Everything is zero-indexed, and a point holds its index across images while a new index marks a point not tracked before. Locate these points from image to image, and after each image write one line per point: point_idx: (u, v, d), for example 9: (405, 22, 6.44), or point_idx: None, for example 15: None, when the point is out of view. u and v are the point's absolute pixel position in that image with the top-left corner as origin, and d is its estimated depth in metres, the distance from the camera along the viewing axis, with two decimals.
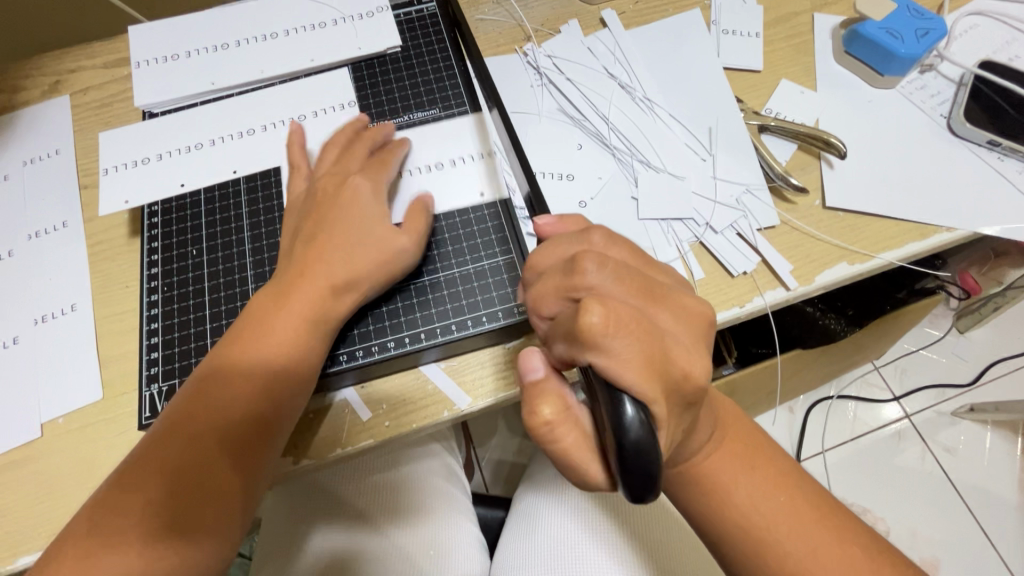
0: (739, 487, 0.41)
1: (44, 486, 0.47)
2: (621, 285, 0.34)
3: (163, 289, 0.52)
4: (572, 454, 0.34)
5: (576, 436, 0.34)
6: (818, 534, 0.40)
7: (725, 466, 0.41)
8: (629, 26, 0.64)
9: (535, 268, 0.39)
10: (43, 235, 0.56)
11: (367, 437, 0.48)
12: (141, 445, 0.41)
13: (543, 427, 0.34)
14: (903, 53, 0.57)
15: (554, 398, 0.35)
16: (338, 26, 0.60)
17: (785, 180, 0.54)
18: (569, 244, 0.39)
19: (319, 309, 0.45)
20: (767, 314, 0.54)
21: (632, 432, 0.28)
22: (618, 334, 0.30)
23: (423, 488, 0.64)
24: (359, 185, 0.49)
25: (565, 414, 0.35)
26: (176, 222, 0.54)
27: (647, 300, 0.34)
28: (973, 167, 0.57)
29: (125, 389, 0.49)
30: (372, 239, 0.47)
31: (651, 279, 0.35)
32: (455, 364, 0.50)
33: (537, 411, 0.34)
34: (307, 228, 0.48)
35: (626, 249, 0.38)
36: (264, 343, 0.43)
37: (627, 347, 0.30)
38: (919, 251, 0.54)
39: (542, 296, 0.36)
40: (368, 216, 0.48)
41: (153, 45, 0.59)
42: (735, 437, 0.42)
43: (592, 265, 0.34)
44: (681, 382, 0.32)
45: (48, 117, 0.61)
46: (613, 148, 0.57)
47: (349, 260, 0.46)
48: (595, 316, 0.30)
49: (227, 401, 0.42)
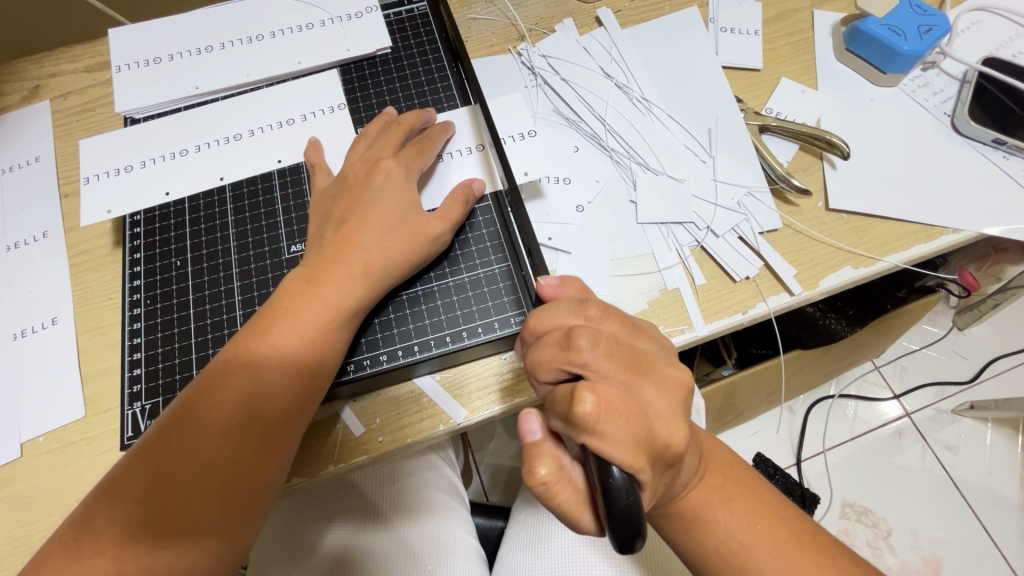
0: (724, 520, 0.40)
1: (23, 509, 0.45)
2: (613, 362, 0.32)
3: (146, 302, 0.50)
4: (565, 508, 0.34)
5: (570, 492, 0.34)
6: (801, 566, 0.38)
7: (708, 499, 0.40)
8: (625, 24, 0.62)
9: (533, 330, 0.37)
10: (23, 246, 0.54)
11: (360, 454, 0.46)
12: (138, 447, 0.40)
13: (540, 486, 0.33)
14: (906, 50, 0.56)
15: (550, 458, 0.34)
16: (326, 28, 0.58)
17: (787, 181, 0.53)
18: (566, 310, 0.36)
19: (325, 321, 0.42)
20: (771, 319, 0.52)
21: (623, 500, 0.28)
22: (611, 417, 0.30)
23: (421, 502, 0.62)
24: (391, 171, 0.47)
25: (560, 473, 0.34)
26: (159, 232, 0.52)
27: (636, 375, 0.33)
28: (977, 166, 0.56)
29: (109, 406, 0.48)
30: (378, 254, 0.45)
31: (639, 351, 0.34)
32: (450, 377, 0.48)
33: (533, 472, 0.33)
34: (338, 213, 0.46)
35: (618, 319, 0.37)
36: (266, 352, 0.41)
37: (620, 430, 0.30)
38: (924, 253, 0.52)
39: (538, 363, 0.34)
40: (394, 207, 0.46)
41: (135, 49, 0.58)
42: (717, 469, 0.41)
43: (587, 342, 0.32)
44: (663, 452, 0.32)
45: (27, 123, 0.59)
46: (610, 150, 0.56)
47: (383, 246, 0.45)
48: (587, 402, 0.30)
49: (224, 410, 0.40)
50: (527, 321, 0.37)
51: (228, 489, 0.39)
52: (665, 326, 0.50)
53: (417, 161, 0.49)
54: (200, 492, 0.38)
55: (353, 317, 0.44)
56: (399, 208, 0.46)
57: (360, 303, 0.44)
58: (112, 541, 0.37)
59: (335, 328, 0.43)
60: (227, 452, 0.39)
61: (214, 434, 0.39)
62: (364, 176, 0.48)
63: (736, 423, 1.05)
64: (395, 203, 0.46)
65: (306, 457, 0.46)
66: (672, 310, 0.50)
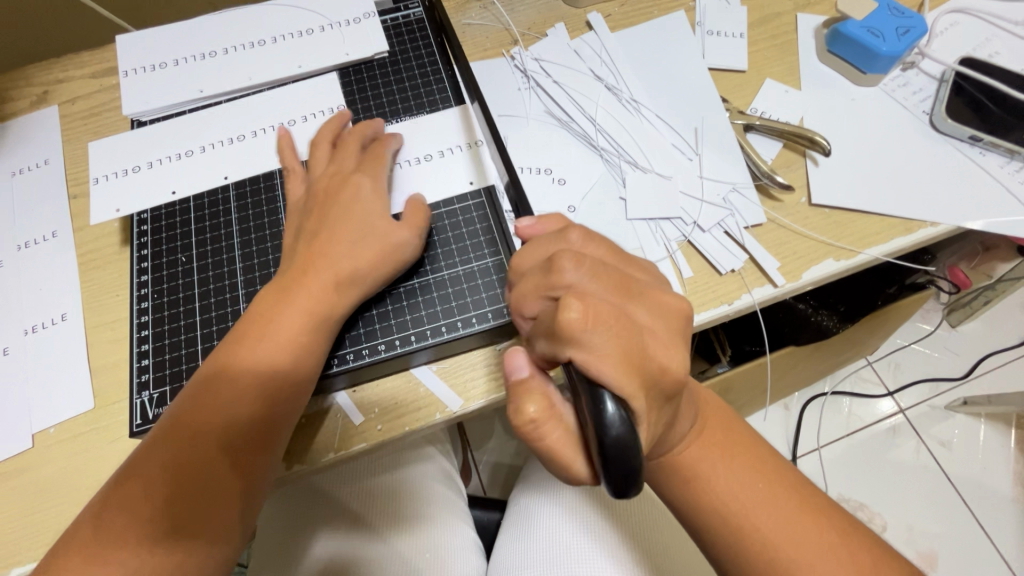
0: (721, 473, 0.41)
1: (35, 497, 0.47)
2: (598, 282, 0.34)
3: (153, 296, 0.52)
4: (558, 450, 0.35)
5: (561, 432, 0.35)
6: (792, 516, 0.40)
7: (706, 455, 0.42)
8: (615, 28, 0.64)
9: (518, 268, 0.40)
10: (33, 246, 0.56)
11: (360, 441, 0.48)
12: (142, 445, 0.41)
13: (529, 425, 0.35)
14: (884, 51, 0.58)
15: (539, 396, 0.35)
16: (326, 33, 0.60)
17: (771, 178, 0.55)
18: (547, 244, 0.39)
19: (306, 319, 0.44)
20: (757, 311, 0.54)
21: (614, 430, 0.28)
22: (598, 330, 0.31)
23: (420, 493, 0.64)
24: (357, 186, 0.49)
25: (550, 411, 0.35)
26: (165, 229, 0.54)
27: (624, 297, 0.34)
28: (956, 163, 0.58)
29: (117, 398, 0.49)
30: (348, 263, 0.46)
31: (627, 276, 0.36)
32: (447, 366, 0.50)
33: (522, 410, 0.35)
34: (308, 228, 0.48)
35: (605, 245, 0.39)
36: (250, 354, 0.43)
37: (610, 342, 0.31)
38: (905, 246, 0.54)
39: (523, 297, 0.37)
40: (357, 220, 0.48)
41: (141, 55, 0.60)
42: (715, 427, 0.43)
43: (570, 264, 0.34)
44: (659, 378, 0.33)
45: (37, 127, 0.61)
46: (600, 149, 0.58)
47: (352, 254, 0.47)
48: (574, 313, 0.31)
49: (225, 402, 0.42)
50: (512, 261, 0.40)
51: (236, 476, 0.41)
52: None
53: (379, 168, 0.51)
54: (209, 481, 0.40)
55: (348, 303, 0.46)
56: (363, 220, 0.48)
57: (344, 299, 0.46)
58: (124, 536, 0.38)
59: (319, 324, 0.45)
60: (231, 441, 0.41)
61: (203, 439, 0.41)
62: (330, 195, 0.49)
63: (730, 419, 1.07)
64: (358, 215, 0.48)
65: (308, 444, 0.48)
66: None
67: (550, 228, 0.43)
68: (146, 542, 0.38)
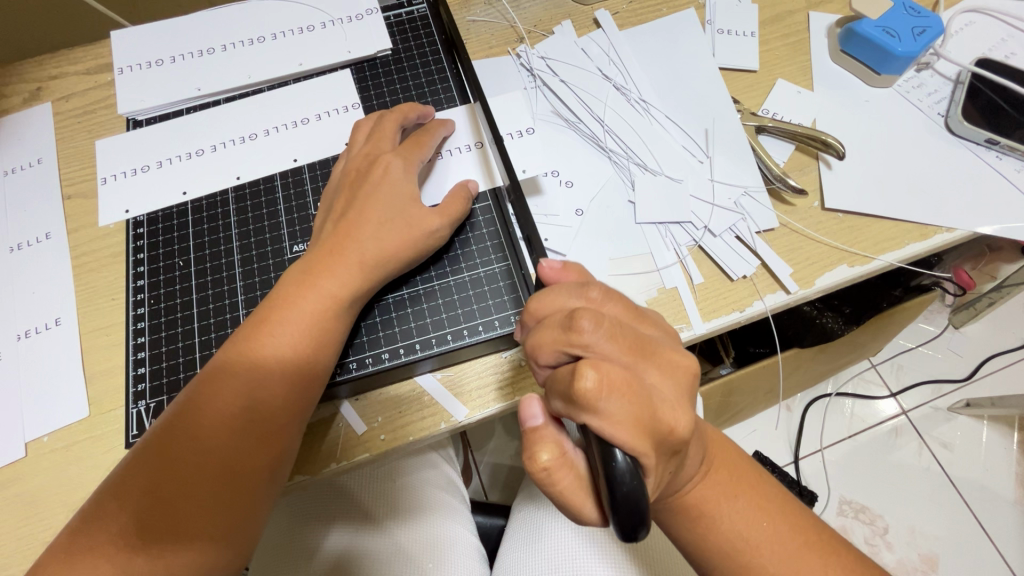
0: (730, 513, 0.40)
1: (29, 507, 0.45)
2: (616, 344, 0.33)
3: (149, 302, 0.51)
4: (568, 496, 0.34)
5: (572, 478, 0.34)
6: (796, 555, 0.39)
7: (713, 495, 0.40)
8: (623, 26, 0.63)
9: (534, 314, 0.37)
10: (26, 248, 0.54)
11: (363, 452, 0.47)
12: (139, 446, 0.40)
13: (541, 472, 0.33)
14: (900, 52, 0.56)
15: (551, 444, 0.34)
16: (327, 30, 0.59)
17: (784, 182, 0.53)
18: (569, 295, 0.37)
19: (317, 318, 0.43)
20: (768, 318, 0.53)
21: (625, 485, 0.28)
22: (613, 396, 0.30)
23: (422, 500, 0.62)
24: (390, 165, 0.48)
25: (562, 459, 0.34)
26: (162, 232, 0.53)
27: (640, 357, 0.33)
28: (971, 166, 0.56)
29: (113, 406, 0.48)
30: (374, 246, 0.45)
31: (642, 335, 0.34)
32: (452, 375, 0.49)
33: (535, 458, 0.33)
34: (338, 206, 0.47)
35: (621, 303, 0.37)
36: (258, 353, 0.41)
37: (623, 409, 0.30)
38: (918, 251, 0.53)
39: (539, 346, 0.35)
40: (389, 201, 0.46)
41: (138, 51, 0.58)
42: (721, 465, 0.42)
43: (590, 324, 0.33)
44: (668, 438, 0.32)
45: (30, 125, 0.59)
46: (608, 151, 0.57)
47: (378, 237, 0.45)
48: (589, 380, 0.30)
49: (222, 406, 0.40)
50: (529, 304, 0.38)
51: (230, 484, 0.39)
52: None
53: (416, 154, 0.50)
54: (202, 488, 0.38)
55: (351, 306, 0.45)
56: (395, 201, 0.47)
57: (356, 293, 0.44)
58: (113, 542, 0.37)
59: (328, 320, 0.43)
60: (228, 447, 0.39)
61: (207, 442, 0.39)
62: (365, 169, 0.48)
63: (735, 421, 1.06)
64: (391, 196, 0.47)
65: (308, 455, 0.47)
66: (671, 308, 0.51)
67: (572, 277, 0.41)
68: (135, 548, 0.37)
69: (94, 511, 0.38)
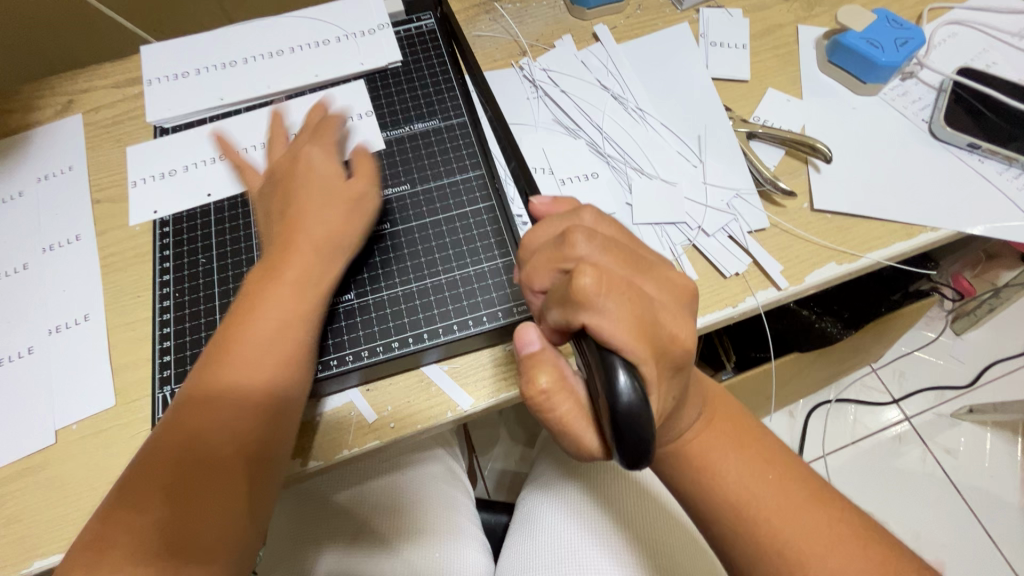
0: (731, 463, 0.42)
1: (58, 491, 0.48)
2: (609, 255, 0.35)
3: (175, 295, 0.54)
4: (568, 423, 0.36)
5: (571, 405, 0.36)
6: (812, 515, 0.41)
7: (716, 442, 0.43)
8: (621, 39, 0.66)
9: (528, 247, 0.41)
10: (57, 249, 0.57)
11: (373, 438, 0.49)
12: (140, 458, 0.41)
13: (540, 396, 0.36)
14: (884, 62, 0.59)
15: (549, 368, 0.36)
16: (342, 43, 0.63)
17: (773, 184, 0.56)
18: (558, 222, 0.41)
19: (291, 312, 0.45)
20: (761, 313, 0.55)
21: (625, 399, 0.30)
22: (611, 297, 0.32)
23: (429, 493, 0.65)
24: (312, 155, 0.52)
25: (561, 382, 0.36)
26: (186, 231, 0.56)
27: (634, 270, 0.36)
28: (956, 169, 0.59)
29: (138, 396, 0.51)
30: (322, 231, 0.48)
31: (637, 252, 0.37)
32: (458, 365, 0.51)
33: (534, 381, 0.36)
34: (278, 203, 0.50)
35: (615, 224, 0.40)
36: (239, 357, 0.43)
37: (622, 309, 0.32)
38: (906, 251, 0.55)
39: (534, 270, 0.38)
40: (320, 189, 0.50)
41: (165, 64, 0.62)
42: (725, 419, 0.45)
43: (582, 238, 0.35)
44: (669, 348, 0.34)
45: (62, 135, 0.63)
46: (607, 156, 0.60)
47: (323, 221, 0.49)
48: (588, 279, 0.32)
49: (216, 412, 0.42)
50: (525, 238, 0.41)
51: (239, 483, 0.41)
52: None
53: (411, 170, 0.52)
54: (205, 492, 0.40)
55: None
56: (380, 213, 0.49)
57: None
58: (127, 543, 0.38)
59: (318, 321, 0.46)
60: (228, 449, 0.41)
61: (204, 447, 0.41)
62: (288, 166, 0.52)
63: None
64: (320, 183, 0.50)
65: (322, 443, 0.49)
66: None
67: (562, 207, 0.44)
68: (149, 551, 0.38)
69: (104, 524, 0.39)
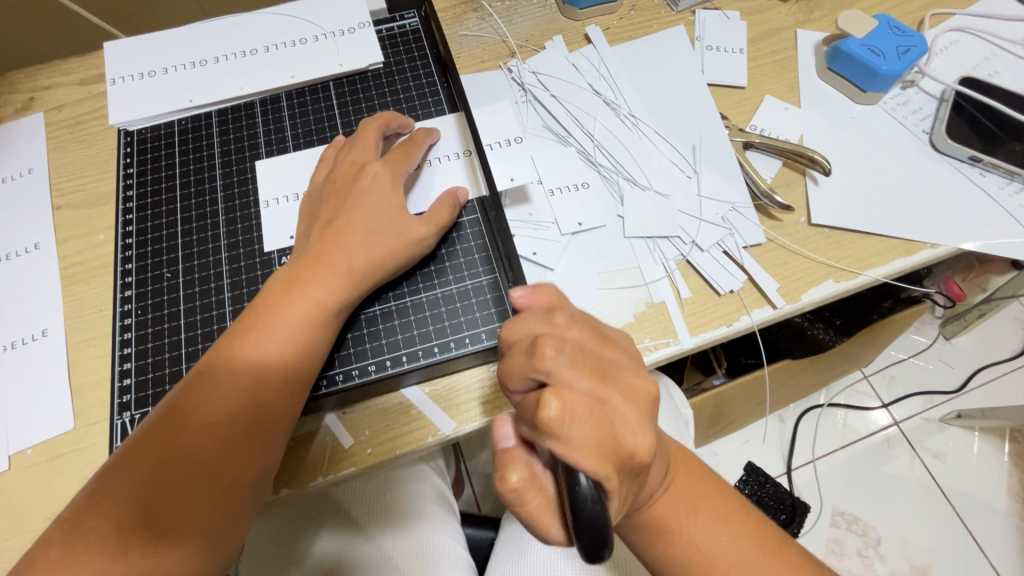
0: (688, 519, 0.40)
1: (10, 519, 0.45)
2: (583, 369, 0.33)
3: (137, 312, 0.50)
4: (537, 517, 0.35)
5: (541, 500, 0.35)
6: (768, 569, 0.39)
7: (670, 499, 0.41)
8: (614, 42, 0.63)
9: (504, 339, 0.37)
10: (14, 258, 0.54)
11: (349, 466, 0.46)
12: (130, 444, 0.39)
13: (511, 493, 0.35)
14: (885, 70, 0.57)
15: (521, 465, 0.35)
16: (320, 43, 0.59)
17: (770, 198, 0.54)
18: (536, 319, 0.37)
19: (309, 316, 0.43)
20: (755, 332, 0.53)
21: (587, 511, 0.29)
22: (578, 423, 0.30)
23: (410, 509, 0.62)
24: (377, 173, 0.48)
25: (531, 480, 0.35)
26: (151, 243, 0.53)
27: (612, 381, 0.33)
28: (955, 182, 0.57)
29: (98, 418, 0.48)
30: (361, 255, 0.45)
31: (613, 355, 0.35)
32: (438, 388, 0.49)
33: (505, 479, 0.34)
34: (325, 215, 0.47)
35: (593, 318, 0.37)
36: (252, 353, 0.41)
37: (587, 435, 0.30)
38: (904, 267, 0.54)
39: (508, 373, 0.35)
40: (377, 211, 0.47)
41: (132, 63, 0.59)
42: (682, 473, 0.43)
43: (553, 350, 0.33)
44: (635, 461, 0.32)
45: (20, 135, 0.59)
46: (598, 166, 0.57)
47: (365, 248, 0.45)
48: (553, 408, 0.30)
49: (214, 407, 0.40)
50: (499, 332, 0.38)
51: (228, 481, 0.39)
52: (651, 338, 0.50)
53: (402, 163, 0.50)
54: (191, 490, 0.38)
55: (338, 317, 0.45)
56: (383, 209, 0.47)
57: (342, 303, 0.44)
58: (104, 536, 0.36)
59: (319, 327, 0.43)
60: (220, 449, 0.39)
61: (198, 446, 0.39)
62: (351, 178, 0.48)
63: (728, 431, 1.06)
64: (376, 205, 0.47)
65: (295, 470, 0.46)
66: (657, 323, 0.51)
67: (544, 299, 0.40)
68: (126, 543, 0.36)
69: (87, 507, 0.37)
